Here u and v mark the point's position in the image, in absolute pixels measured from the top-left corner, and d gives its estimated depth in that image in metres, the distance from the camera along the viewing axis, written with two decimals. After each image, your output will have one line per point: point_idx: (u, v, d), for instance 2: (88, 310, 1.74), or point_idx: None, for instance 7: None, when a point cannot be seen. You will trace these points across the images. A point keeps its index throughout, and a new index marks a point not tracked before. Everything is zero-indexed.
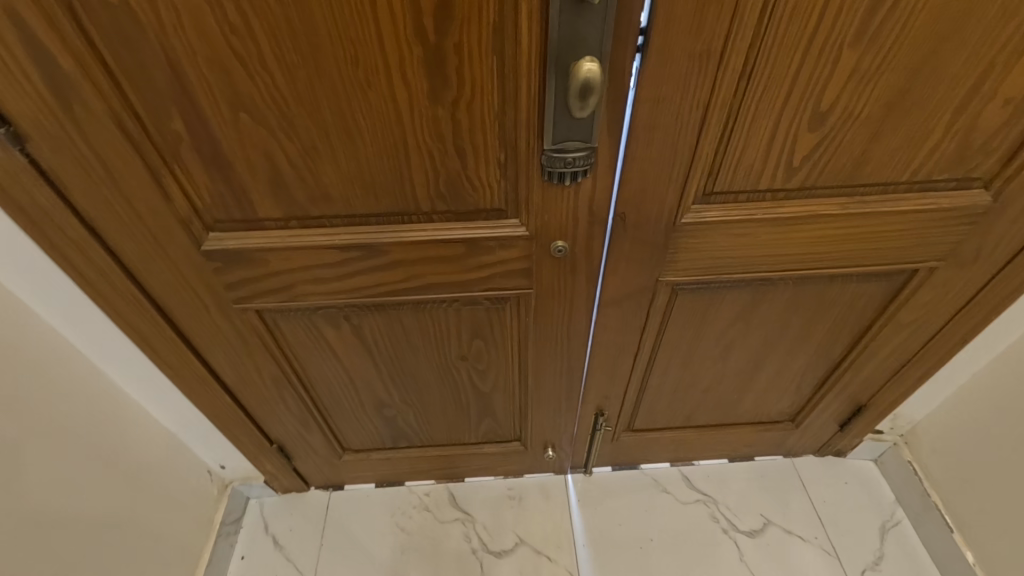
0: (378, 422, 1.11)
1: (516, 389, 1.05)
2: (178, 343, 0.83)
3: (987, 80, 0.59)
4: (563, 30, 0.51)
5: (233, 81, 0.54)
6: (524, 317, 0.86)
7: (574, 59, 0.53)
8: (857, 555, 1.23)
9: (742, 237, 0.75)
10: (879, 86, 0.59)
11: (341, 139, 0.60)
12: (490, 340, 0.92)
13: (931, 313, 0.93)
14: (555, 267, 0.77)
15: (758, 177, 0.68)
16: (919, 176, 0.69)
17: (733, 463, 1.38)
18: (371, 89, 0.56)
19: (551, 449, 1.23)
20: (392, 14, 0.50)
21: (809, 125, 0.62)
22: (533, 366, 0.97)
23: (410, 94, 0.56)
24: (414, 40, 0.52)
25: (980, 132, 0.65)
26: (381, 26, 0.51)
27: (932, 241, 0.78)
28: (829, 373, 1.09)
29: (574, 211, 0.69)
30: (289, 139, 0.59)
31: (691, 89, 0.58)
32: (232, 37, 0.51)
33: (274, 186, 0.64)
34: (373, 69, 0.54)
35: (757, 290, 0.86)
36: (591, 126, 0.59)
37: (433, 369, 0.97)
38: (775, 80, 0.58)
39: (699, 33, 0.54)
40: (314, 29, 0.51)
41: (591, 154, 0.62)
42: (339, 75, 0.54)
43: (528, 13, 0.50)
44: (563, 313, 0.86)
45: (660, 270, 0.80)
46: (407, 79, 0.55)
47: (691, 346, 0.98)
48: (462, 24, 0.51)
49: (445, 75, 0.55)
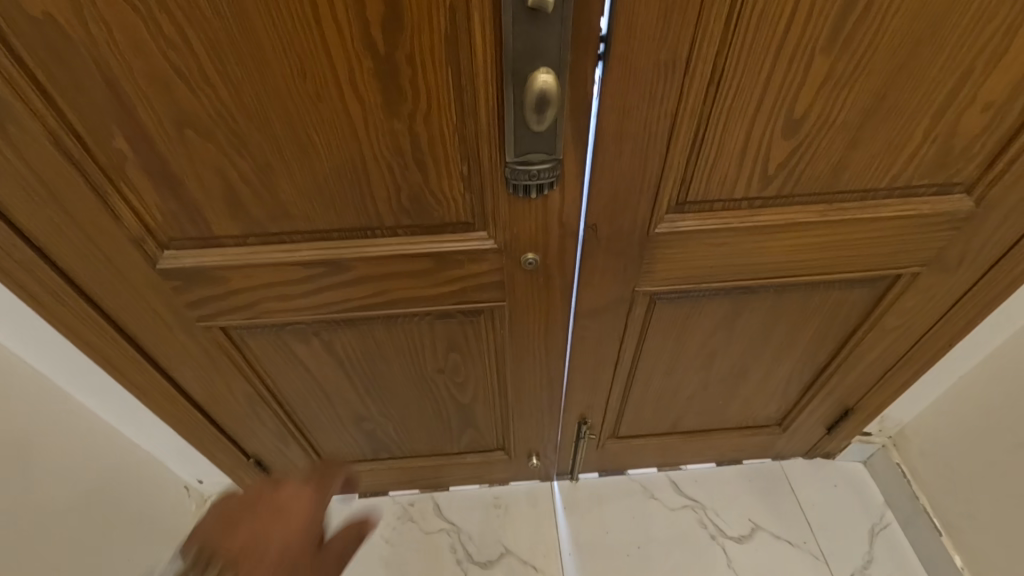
0: (357, 435, 1.09)
1: (496, 400, 1.02)
2: (142, 362, 0.80)
3: (966, 84, 0.57)
4: (518, 40, 0.49)
5: (175, 97, 0.51)
6: (499, 329, 0.84)
7: (533, 69, 0.51)
8: (846, 559, 1.22)
9: (720, 247, 0.73)
10: (854, 93, 0.57)
11: (295, 155, 0.57)
12: (467, 352, 0.89)
13: (916, 318, 0.91)
14: (528, 279, 0.75)
15: (733, 185, 0.65)
16: (899, 182, 0.67)
17: (722, 467, 1.36)
18: (323, 103, 0.53)
19: (536, 458, 1.21)
20: (339, 25, 0.48)
21: (784, 133, 0.60)
22: (512, 377, 0.95)
23: (364, 107, 0.54)
24: (364, 54, 0.50)
25: (960, 137, 0.63)
26: (330, 39, 0.49)
27: (914, 246, 0.76)
28: (815, 378, 1.07)
29: (543, 223, 0.67)
30: (240, 155, 0.57)
31: (658, 98, 0.56)
32: (170, 51, 0.48)
33: (228, 203, 0.61)
34: (323, 83, 0.52)
35: (737, 298, 0.84)
36: (554, 138, 0.57)
37: (409, 382, 0.94)
38: (745, 86, 0.55)
39: (664, 40, 0.51)
40: (256, 42, 0.48)
41: (556, 166, 0.59)
42: (287, 89, 0.52)
43: (481, 22, 0.48)
44: (539, 325, 0.83)
45: (637, 280, 0.77)
46: (359, 92, 0.52)
47: (673, 354, 0.96)
48: (413, 35, 0.49)
49: (399, 88, 0.52)
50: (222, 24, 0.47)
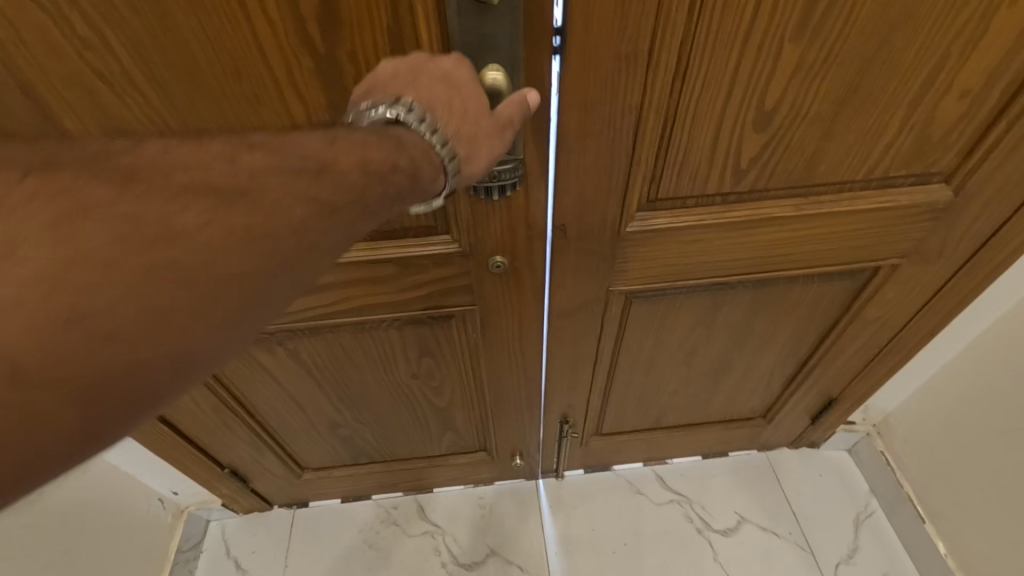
0: (333, 440, 1.06)
1: (474, 403, 1.00)
2: None
3: (941, 71, 0.55)
4: (465, 34, 0.47)
5: (102, 102, 0.49)
6: (472, 333, 0.82)
7: (483, 66, 0.49)
8: (832, 549, 1.21)
9: (694, 244, 0.70)
10: (825, 83, 0.55)
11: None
12: (440, 356, 0.86)
13: (897, 308, 0.89)
14: (497, 282, 0.72)
15: (704, 181, 0.63)
16: (876, 173, 0.65)
17: (708, 460, 1.35)
18: (262, 104, 0.51)
19: (520, 457, 1.19)
20: (273, 22, 0.45)
21: (754, 126, 0.57)
22: (489, 380, 0.93)
23: (306, 108, 0.51)
24: (302, 53, 0.47)
25: (937, 127, 0.60)
26: (264, 37, 0.46)
27: (893, 238, 0.74)
28: (798, 370, 1.06)
29: (509, 225, 0.64)
30: None
31: (620, 93, 0.53)
32: (88, 53, 0.45)
33: None
34: (260, 83, 0.49)
35: (715, 295, 0.82)
36: (513, 136, 0.54)
37: (382, 387, 0.92)
38: (712, 78, 0.53)
39: (623, 31, 0.48)
40: (183, 41, 0.46)
41: (517, 166, 0.56)
42: (222, 90, 0.49)
43: (425, 17, 0.46)
44: (512, 327, 0.81)
45: (610, 280, 0.75)
46: (300, 92, 0.50)
47: (652, 352, 0.94)
48: (352, 32, 0.46)
49: (343, 87, 0.50)
50: (147, 24, 0.44)
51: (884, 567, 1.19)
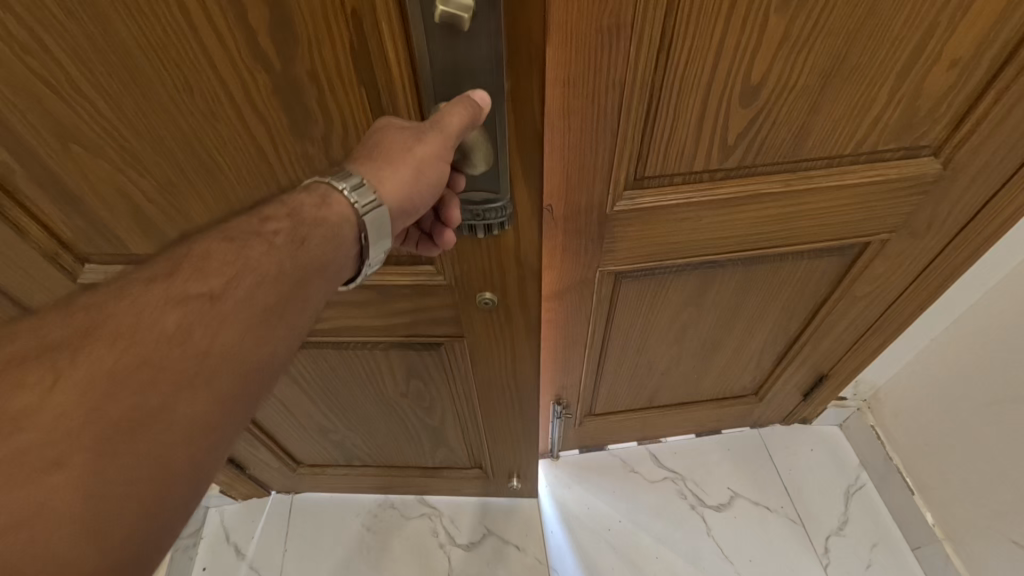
0: (325, 442, 1.07)
1: (467, 424, 0.99)
2: None
3: (930, 40, 0.54)
4: (439, 60, 0.45)
5: (49, 109, 0.48)
6: (462, 365, 0.82)
7: (459, 91, 0.47)
8: (823, 521, 1.23)
9: (682, 222, 0.70)
10: (813, 54, 0.54)
11: (200, 174, 0.54)
12: (428, 381, 0.87)
13: (887, 282, 0.90)
14: (487, 319, 0.72)
15: (691, 158, 0.62)
16: (864, 147, 0.64)
17: (701, 438, 1.37)
18: (220, 121, 0.50)
19: (517, 478, 1.18)
20: (220, 34, 0.43)
21: (741, 100, 0.57)
22: (474, 403, 0.92)
23: (268, 127, 0.50)
24: (254, 67, 0.45)
25: (926, 97, 0.59)
26: (213, 50, 0.44)
27: (881, 212, 0.74)
28: (788, 347, 1.06)
29: (494, 259, 0.62)
30: (137, 171, 0.54)
31: (602, 69, 0.52)
32: (27, 57, 0.44)
33: (132, 214, 0.59)
34: (214, 98, 0.48)
35: (705, 273, 0.81)
36: (497, 177, 0.53)
37: (371, 402, 0.93)
38: (697, 50, 0.51)
39: (602, 6, 0.47)
40: (129, 53, 0.44)
41: (504, 206, 0.55)
42: (176, 106, 0.48)
43: (393, 41, 0.44)
44: (505, 357, 0.79)
45: (600, 261, 0.74)
46: (259, 109, 0.49)
47: (645, 330, 0.93)
48: (311, 49, 0.44)
49: (305, 108, 0.48)
50: (89, 37, 0.43)
51: (874, 538, 1.21)
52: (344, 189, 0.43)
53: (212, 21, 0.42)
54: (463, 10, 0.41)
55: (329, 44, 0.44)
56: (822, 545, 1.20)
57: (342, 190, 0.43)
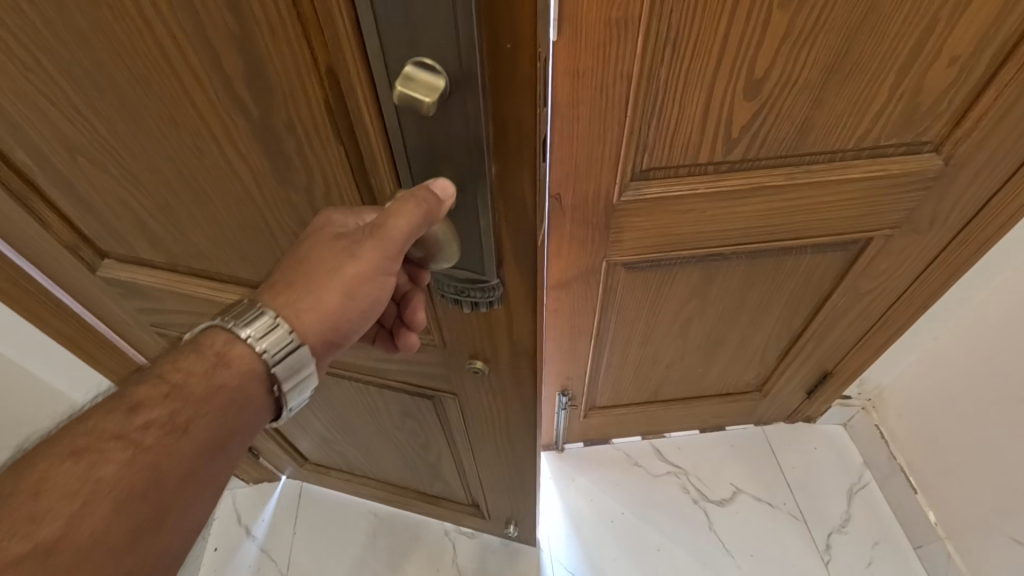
0: (330, 449, 1.11)
1: (465, 465, 0.97)
2: (118, 352, 0.91)
3: (930, 38, 0.56)
4: (415, 136, 0.40)
5: (53, 121, 0.49)
6: (457, 421, 0.82)
7: (437, 170, 0.42)
8: (825, 518, 1.24)
9: (687, 213, 0.72)
10: (814, 50, 0.56)
11: (191, 198, 0.55)
12: (423, 423, 0.87)
13: (891, 278, 0.91)
14: (480, 383, 0.70)
15: (695, 151, 0.64)
16: (866, 142, 0.66)
17: (705, 434, 1.38)
18: (206, 157, 0.49)
19: (514, 526, 1.13)
20: (199, 78, 0.42)
21: (744, 94, 0.59)
22: (463, 445, 0.89)
23: (252, 168, 0.49)
24: (235, 113, 0.44)
25: (927, 94, 0.61)
26: (193, 93, 0.43)
27: (884, 208, 0.76)
28: (792, 343, 1.07)
29: (483, 333, 0.59)
30: (134, 188, 0.55)
31: (611, 59, 0.54)
32: (29, 73, 0.44)
33: (135, 221, 0.61)
34: (198, 135, 0.47)
35: (710, 265, 0.83)
36: (479, 261, 0.48)
37: (370, 426, 0.95)
38: (702, 45, 0.54)
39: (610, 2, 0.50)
40: (118, 85, 0.44)
41: (488, 289, 0.50)
42: (164, 137, 0.48)
43: (366, 109, 0.40)
44: (501, 419, 0.76)
45: (607, 251, 0.77)
46: (242, 152, 0.48)
47: (650, 320, 0.95)
48: (288, 104, 0.42)
49: (285, 157, 0.47)
50: (81, 65, 0.43)
51: (875, 535, 1.21)
52: (249, 336, 0.44)
53: (193, 70, 0.41)
54: (430, 90, 0.35)
55: (306, 99, 0.41)
56: (823, 541, 1.21)
57: (247, 338, 0.43)
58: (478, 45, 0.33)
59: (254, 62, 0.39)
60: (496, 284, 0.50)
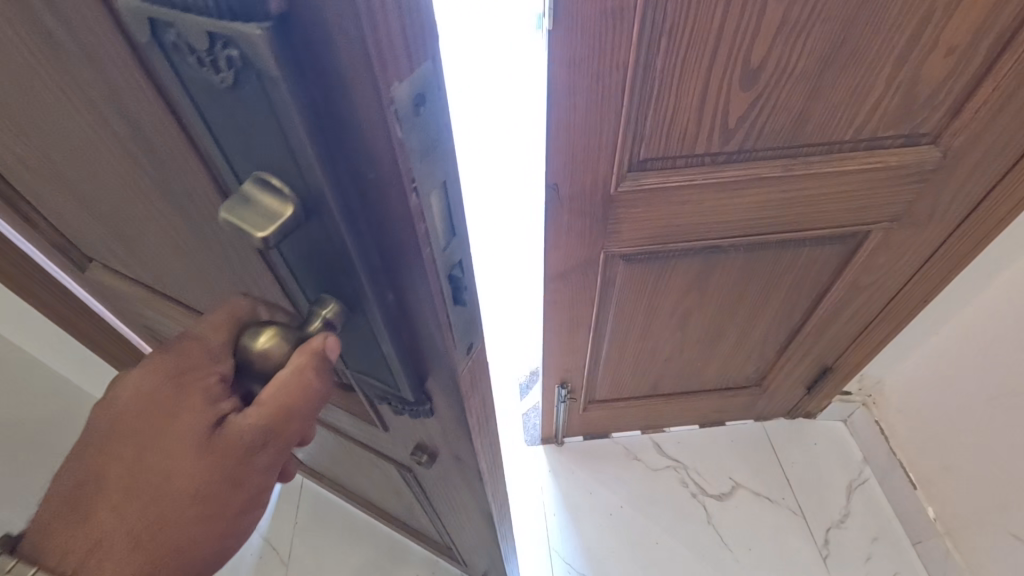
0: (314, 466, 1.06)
1: (436, 521, 0.88)
2: (121, 336, 0.93)
3: (927, 28, 0.56)
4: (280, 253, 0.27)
5: None
6: (417, 489, 0.72)
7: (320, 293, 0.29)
8: (824, 513, 1.24)
9: (684, 205, 0.72)
10: (810, 40, 0.56)
11: (133, 244, 0.45)
12: (385, 476, 0.78)
13: (890, 273, 0.91)
14: (435, 476, 0.58)
15: (692, 141, 0.64)
16: (864, 134, 0.66)
17: (705, 429, 1.38)
18: (131, 211, 0.39)
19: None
20: (90, 129, 0.31)
21: (741, 84, 0.59)
22: (428, 509, 0.80)
23: (180, 232, 0.38)
24: (146, 184, 0.34)
25: (924, 85, 0.61)
26: (90, 142, 0.32)
27: (882, 200, 0.76)
28: (791, 337, 1.08)
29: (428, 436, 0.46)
30: (77, 220, 0.46)
31: (607, 48, 0.54)
32: None
33: (95, 249, 0.52)
34: (113, 189, 0.36)
35: (707, 257, 0.83)
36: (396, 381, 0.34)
37: (341, 459, 0.88)
38: (699, 34, 0.54)
39: None
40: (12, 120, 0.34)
41: (415, 406, 0.37)
42: (80, 182, 0.38)
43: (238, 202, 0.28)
44: (461, 508, 0.65)
45: (605, 242, 0.77)
46: (164, 214, 0.36)
47: (649, 313, 0.95)
48: (187, 175, 0.30)
49: (206, 230, 0.35)
50: None
51: (874, 531, 1.21)
52: None
53: (85, 129, 0.31)
54: (267, 219, 0.23)
55: (196, 184, 0.30)
56: (822, 536, 1.21)
57: None
58: (317, 151, 0.21)
59: (132, 128, 0.29)
60: (426, 399, 0.36)
